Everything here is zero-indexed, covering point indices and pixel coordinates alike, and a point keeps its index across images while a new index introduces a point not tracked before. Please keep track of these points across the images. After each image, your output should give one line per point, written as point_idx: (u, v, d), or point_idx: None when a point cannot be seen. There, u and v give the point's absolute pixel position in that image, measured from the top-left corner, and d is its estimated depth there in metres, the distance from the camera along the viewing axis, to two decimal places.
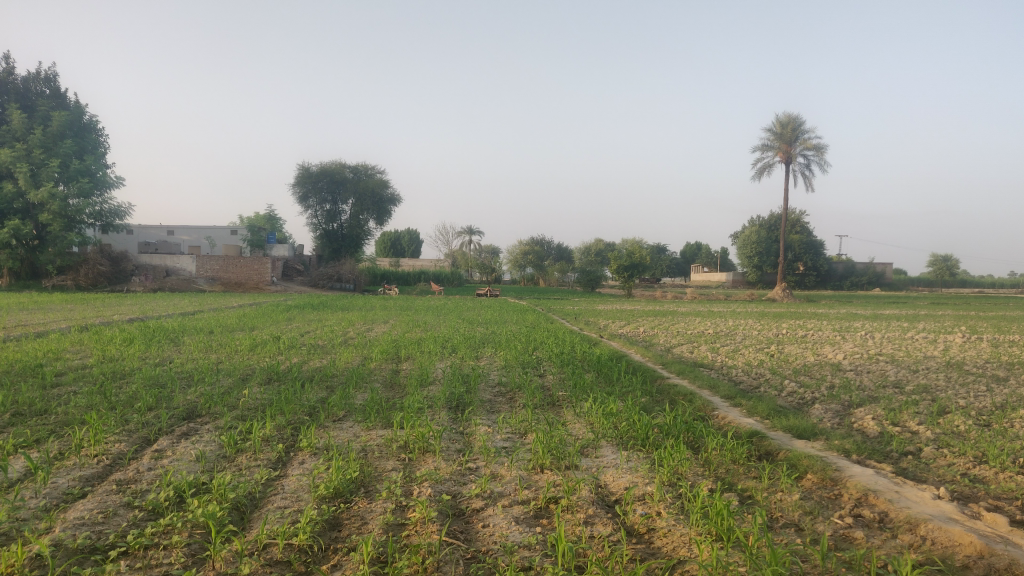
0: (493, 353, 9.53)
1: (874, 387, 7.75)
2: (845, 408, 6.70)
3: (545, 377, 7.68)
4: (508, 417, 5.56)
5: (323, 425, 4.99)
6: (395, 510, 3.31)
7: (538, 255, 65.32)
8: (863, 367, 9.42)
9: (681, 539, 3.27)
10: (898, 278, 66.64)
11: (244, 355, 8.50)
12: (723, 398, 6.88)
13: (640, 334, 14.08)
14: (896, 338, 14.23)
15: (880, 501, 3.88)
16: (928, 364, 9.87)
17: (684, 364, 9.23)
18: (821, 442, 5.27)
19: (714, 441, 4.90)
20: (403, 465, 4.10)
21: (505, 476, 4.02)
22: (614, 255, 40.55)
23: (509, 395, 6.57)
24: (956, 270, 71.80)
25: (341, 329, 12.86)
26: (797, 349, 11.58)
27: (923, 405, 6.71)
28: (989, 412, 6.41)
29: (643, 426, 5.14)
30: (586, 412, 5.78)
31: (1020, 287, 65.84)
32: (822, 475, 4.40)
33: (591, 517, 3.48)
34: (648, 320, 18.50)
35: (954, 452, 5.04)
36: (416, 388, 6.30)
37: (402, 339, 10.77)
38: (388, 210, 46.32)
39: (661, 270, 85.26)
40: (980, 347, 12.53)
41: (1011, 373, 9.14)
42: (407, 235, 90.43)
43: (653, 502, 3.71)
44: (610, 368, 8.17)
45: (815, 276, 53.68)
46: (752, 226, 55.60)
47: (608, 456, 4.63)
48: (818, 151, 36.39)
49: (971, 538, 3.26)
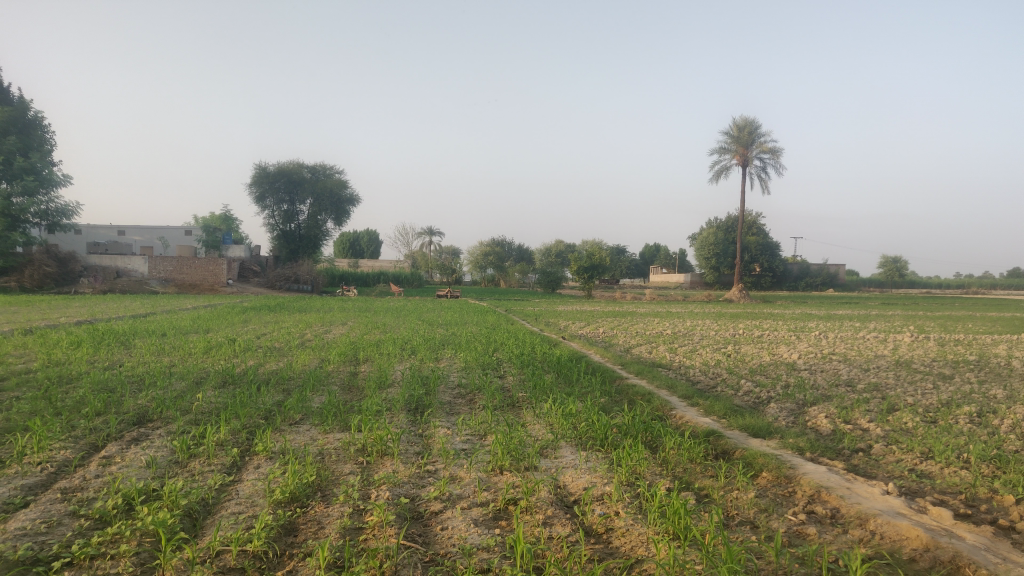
0: (453, 354, 9.50)
1: (827, 386, 7.92)
2: (799, 407, 6.82)
3: (505, 378, 7.70)
4: (467, 419, 5.55)
5: (280, 429, 4.92)
6: (353, 513, 3.29)
7: (499, 256, 65.22)
8: (816, 366, 9.60)
9: (638, 539, 3.30)
10: (851, 278, 68.09)
11: (198, 358, 8.34)
12: (681, 398, 6.95)
13: (600, 335, 14.13)
14: (848, 338, 14.53)
15: (832, 497, 3.96)
16: (879, 363, 10.09)
17: (642, 365, 9.31)
18: (776, 440, 5.36)
19: (671, 441, 4.96)
20: (361, 468, 4.07)
21: (464, 479, 4.01)
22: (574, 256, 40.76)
23: (468, 397, 6.55)
24: (907, 271, 73.55)
25: (298, 332, 12.67)
26: (752, 349, 11.77)
27: (874, 403, 6.87)
28: (935, 409, 6.59)
29: (602, 426, 5.18)
30: (545, 413, 5.80)
31: (965, 288, 67.81)
32: (777, 473, 4.47)
33: (550, 518, 3.49)
34: (608, 321, 18.56)
35: (903, 448, 5.17)
36: (374, 391, 6.25)
37: (361, 341, 10.69)
38: (347, 211, 45.82)
39: (620, 271, 86.00)
40: (929, 346, 12.90)
41: (957, 371, 9.43)
42: (367, 236, 89.68)
43: (612, 502, 3.74)
44: (570, 369, 8.21)
45: (771, 276, 54.77)
46: (709, 227, 56.33)
47: (567, 457, 4.65)
48: (774, 154, 36.94)
49: (918, 532, 3.35)
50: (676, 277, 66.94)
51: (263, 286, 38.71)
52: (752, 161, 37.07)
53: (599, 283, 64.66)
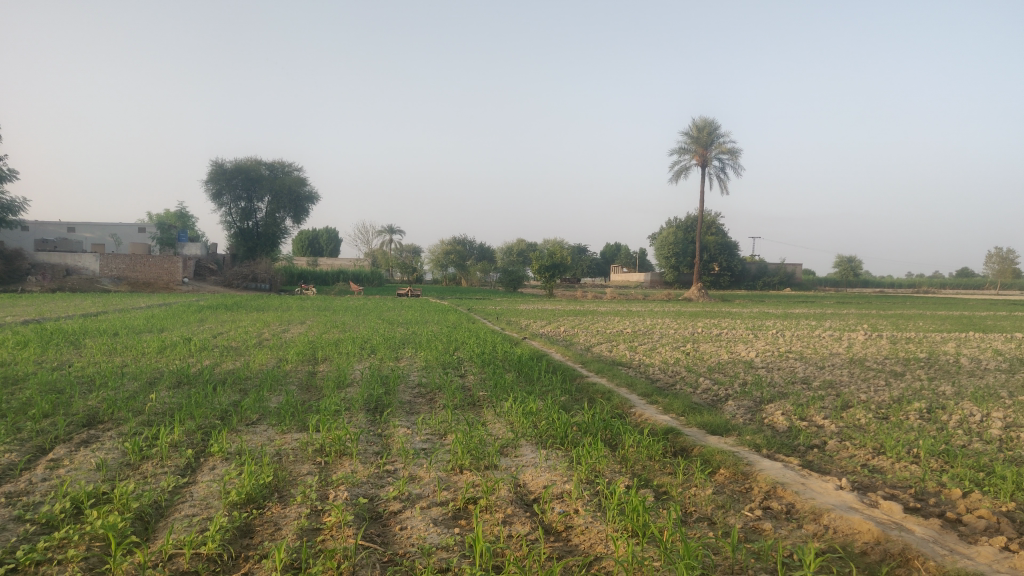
0: (413, 354, 9.45)
1: (783, 383, 8.06)
2: (756, 404, 6.94)
3: (465, 377, 7.69)
4: (427, 418, 5.53)
5: (236, 430, 4.85)
6: (311, 514, 3.26)
7: (461, 255, 65.07)
8: (773, 364, 9.75)
9: (598, 536, 3.32)
10: (807, 278, 69.37)
11: (151, 358, 8.18)
12: (640, 396, 7.01)
13: (561, 334, 14.19)
14: (805, 336, 14.78)
15: (787, 493, 4.04)
16: (833, 361, 10.30)
17: (603, 363, 9.37)
18: (733, 437, 5.44)
19: (631, 439, 4.99)
20: (319, 469, 4.03)
21: (423, 478, 4.00)
22: (535, 255, 40.86)
23: (429, 396, 6.53)
24: (861, 270, 75.17)
25: (255, 331, 12.50)
26: (711, 347, 11.90)
27: (828, 400, 7.00)
28: (887, 405, 6.75)
29: (562, 425, 5.21)
30: (506, 412, 5.80)
31: (916, 288, 69.64)
32: (734, 470, 4.54)
33: (510, 516, 3.50)
34: (569, 320, 18.60)
35: (856, 444, 5.29)
36: (333, 390, 6.19)
37: (320, 340, 10.57)
38: (305, 209, 45.30)
39: (581, 270, 86.43)
40: (882, 343, 13.19)
41: (909, 368, 9.66)
42: (327, 234, 88.85)
43: (571, 500, 3.76)
44: (530, 367, 8.24)
45: (729, 276, 55.52)
46: (668, 226, 56.87)
47: (527, 456, 4.66)
48: (732, 155, 37.46)
49: (869, 526, 3.43)
50: (636, 276, 67.54)
51: (220, 284, 38.10)
52: (711, 162, 37.56)
53: (562, 282, 64.71)
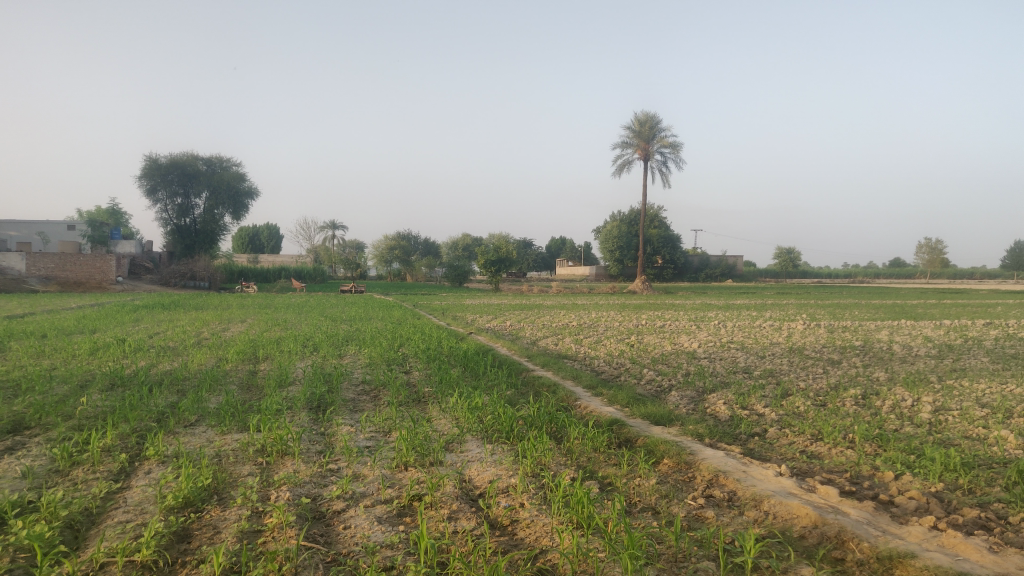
0: (357, 351, 9.36)
1: (725, 373, 8.25)
2: (699, 394, 7.07)
3: (410, 373, 7.65)
4: (371, 416, 5.48)
5: (173, 432, 4.73)
6: (251, 516, 3.21)
7: (406, 250, 64.68)
8: (715, 354, 9.96)
9: (543, 529, 3.35)
10: (748, 269, 70.88)
11: (83, 360, 7.92)
12: (585, 388, 7.08)
13: (507, 327, 14.24)
14: (746, 326, 15.12)
15: (729, 480, 4.13)
16: (774, 350, 10.57)
17: (548, 356, 9.43)
18: (676, 427, 5.53)
19: (576, 431, 5.04)
20: (260, 469, 3.97)
21: (368, 476, 3.97)
22: (480, 250, 40.81)
23: (373, 393, 6.48)
24: (799, 262, 77.13)
25: (193, 330, 12.21)
26: (654, 339, 12.06)
27: (768, 389, 7.18)
28: (824, 393, 6.95)
29: (507, 419, 5.23)
30: (451, 408, 5.78)
31: (853, 278, 71.82)
32: (677, 459, 4.62)
33: (455, 512, 3.50)
34: (515, 314, 18.65)
35: (794, 431, 5.43)
36: (274, 390, 6.09)
37: (260, 338, 10.39)
38: (245, 205, 44.39)
39: (526, 264, 86.69)
40: (819, 332, 13.58)
41: (844, 356, 9.95)
42: (268, 231, 87.39)
43: (517, 494, 3.78)
44: (476, 362, 8.24)
45: (673, 268, 56.44)
46: (612, 220, 57.41)
47: (472, 451, 4.67)
48: (674, 149, 38.00)
49: (807, 510, 3.53)
50: (582, 270, 68.05)
51: (156, 283, 37.02)
52: (654, 156, 38.04)
53: (508, 277, 64.77)
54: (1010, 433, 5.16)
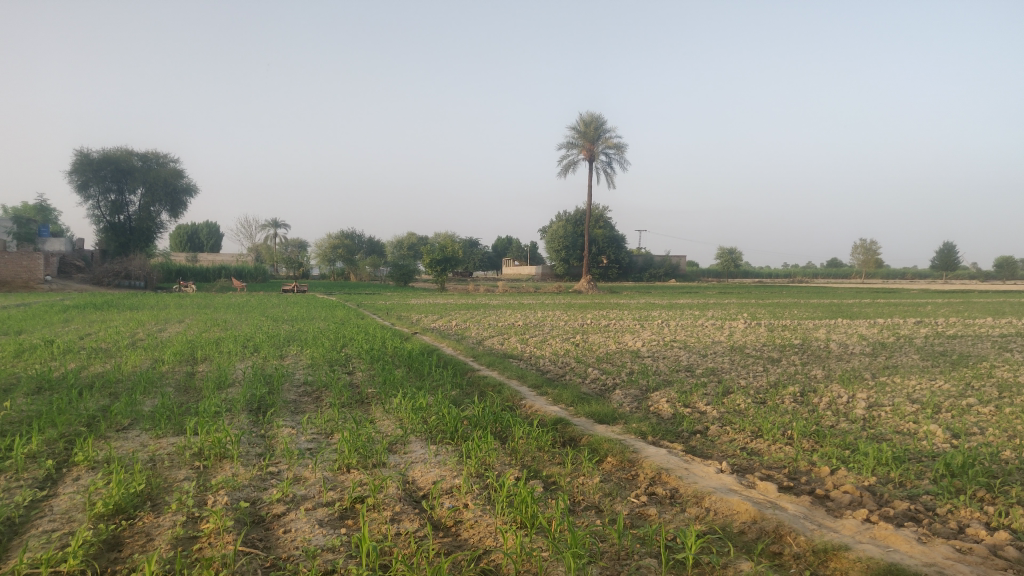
0: (299, 351, 9.21)
1: (668, 371, 8.37)
2: (643, 392, 7.16)
3: (354, 374, 7.55)
4: (313, 417, 5.40)
5: (104, 436, 4.58)
6: (187, 522, 3.12)
7: (349, 250, 64.00)
8: (659, 353, 10.10)
9: (487, 529, 3.34)
10: (691, 269, 72.08)
11: (8, 363, 7.59)
12: (531, 387, 7.09)
13: (453, 327, 14.18)
14: (689, 325, 15.36)
15: (671, 478, 4.19)
16: (716, 349, 10.77)
17: (494, 356, 9.42)
18: (619, 425, 5.59)
19: (520, 430, 5.04)
20: (196, 473, 3.87)
21: (309, 478, 3.91)
22: (426, 249, 40.55)
23: (315, 394, 6.39)
24: (741, 262, 78.69)
25: (127, 332, 11.81)
26: (599, 338, 12.16)
27: (710, 387, 7.31)
28: (764, 390, 7.10)
29: (452, 419, 5.20)
30: (395, 408, 5.73)
31: (791, 278, 73.63)
32: (620, 458, 4.66)
33: (398, 514, 3.46)
34: (460, 313, 18.59)
35: (735, 429, 5.53)
36: (213, 391, 5.94)
37: (198, 339, 10.15)
38: (183, 202, 43.35)
39: (472, 263, 86.58)
40: (759, 331, 13.89)
41: (783, 354, 10.19)
42: (207, 228, 85.45)
43: (460, 495, 3.76)
44: (421, 362, 8.17)
45: (617, 268, 57.06)
46: (558, 220, 57.73)
47: (416, 452, 4.63)
48: (619, 149, 38.39)
49: (746, 507, 3.60)
50: (528, 270, 68.15)
51: (88, 282, 35.81)
52: (598, 156, 38.36)
53: (454, 277, 64.53)
54: (939, 428, 5.35)
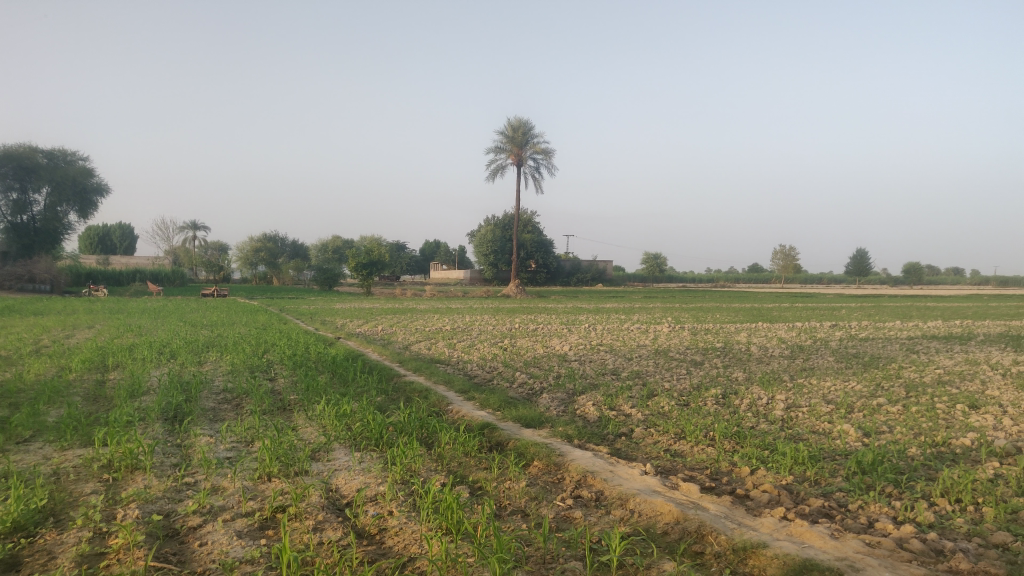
0: (218, 358, 8.93)
1: (594, 375, 8.47)
2: (570, 395, 7.21)
3: (275, 381, 7.36)
4: (233, 425, 5.25)
5: (4, 449, 4.34)
6: (93, 538, 2.98)
7: (271, 254, 62.88)
8: (586, 357, 10.20)
9: (412, 536, 3.30)
10: (618, 274, 73.21)
11: None
12: (458, 392, 7.05)
13: (378, 332, 14.01)
14: (615, 329, 15.57)
15: (597, 480, 4.22)
16: (641, 352, 10.95)
17: (421, 361, 9.34)
18: (546, 429, 5.61)
19: (446, 436, 5.00)
20: (106, 486, 3.70)
21: (227, 488, 3.79)
22: (352, 252, 39.98)
23: (235, 402, 6.20)
24: (666, 267, 80.27)
25: (30, 338, 11.24)
26: (526, 343, 12.20)
27: (635, 390, 7.41)
28: (687, 392, 7.25)
29: (377, 426, 5.12)
30: (318, 416, 5.61)
31: (714, 283, 75.54)
32: (547, 461, 4.68)
33: (320, 523, 3.39)
34: (387, 319, 18.37)
35: (660, 431, 5.62)
36: (125, 399, 5.71)
37: (110, 345, 9.74)
38: (92, 203, 41.73)
39: (399, 267, 85.80)
40: (682, 335, 14.19)
41: (707, 357, 10.44)
42: (120, 230, 82.41)
43: (385, 502, 3.71)
44: (345, 368, 8.04)
45: (545, 273, 57.38)
46: (486, 225, 57.78)
47: (340, 459, 4.55)
48: (547, 155, 38.70)
49: (669, 507, 3.66)
50: (456, 274, 67.98)
51: None
52: (526, 161, 38.59)
53: (381, 281, 63.96)
54: (853, 427, 5.56)
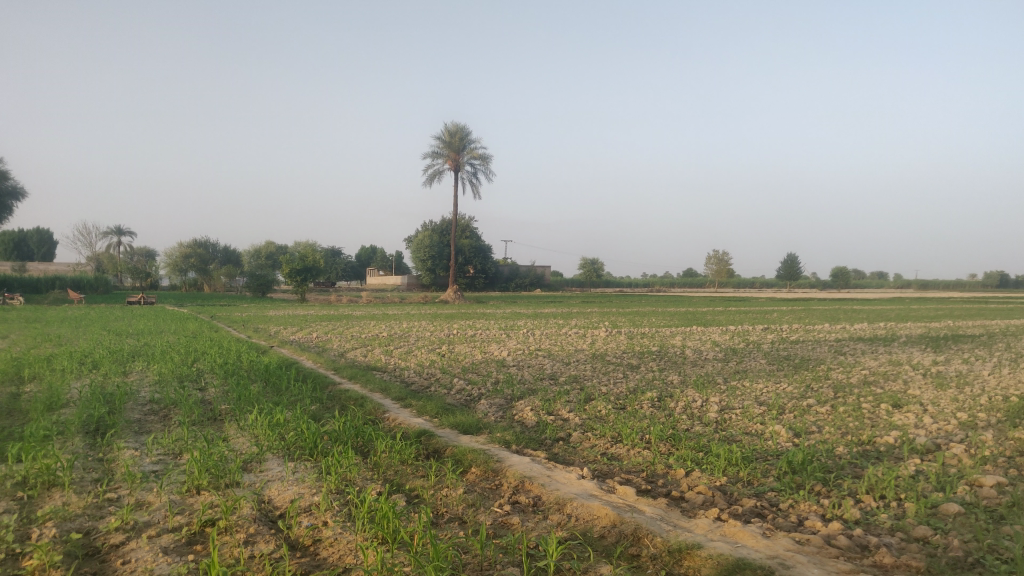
0: (144, 368, 8.63)
1: (533, 380, 8.48)
2: (507, 401, 7.21)
3: (205, 391, 7.16)
4: (159, 437, 5.08)
5: None
6: (5, 561, 2.83)
7: (203, 258, 61.47)
8: (523, 362, 10.22)
9: (347, 547, 3.24)
10: (556, 279, 73.71)
11: None
12: (394, 400, 6.98)
13: (313, 340, 13.78)
14: (553, 334, 15.66)
15: (534, 486, 4.22)
16: (578, 357, 11.03)
17: (357, 368, 9.21)
18: (484, 435, 5.59)
19: (383, 444, 4.94)
20: (21, 505, 3.54)
21: (153, 503, 3.65)
22: (286, 258, 39.23)
23: (162, 413, 6.00)
24: (603, 273, 81.15)
25: None
26: (464, 348, 12.16)
27: (572, 395, 7.45)
28: (624, 396, 7.33)
29: (311, 435, 5.02)
30: (251, 426, 5.47)
31: (650, 287, 76.73)
32: (484, 467, 4.66)
33: (252, 535, 3.30)
34: (321, 325, 18.09)
35: (597, 435, 5.67)
36: (42, 413, 5.46)
37: (27, 356, 9.32)
38: (7, 207, 39.96)
39: (335, 273, 84.66)
40: (619, 339, 14.35)
41: (643, 361, 10.58)
42: (39, 236, 79.21)
43: (320, 512, 3.63)
44: (279, 377, 7.87)
45: (484, 279, 57.43)
46: (424, 230, 57.51)
47: (273, 470, 4.45)
48: (484, 161, 38.75)
49: (606, 511, 3.68)
50: (394, 280, 67.46)
51: None
52: (464, 167, 38.58)
53: (316, 288, 63.01)
54: (783, 428, 5.70)
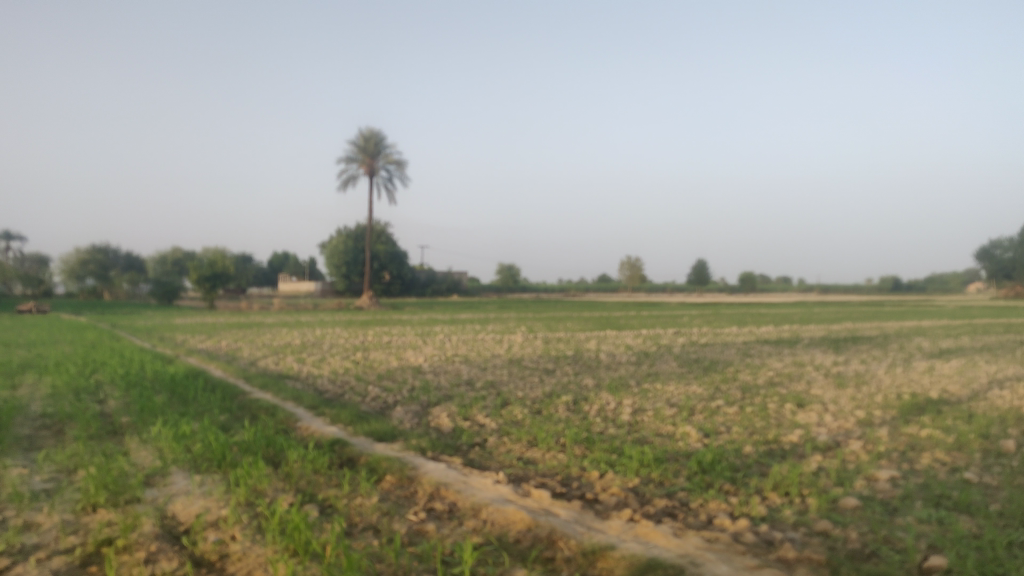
0: (37, 380, 8.17)
1: (449, 386, 8.46)
2: (423, 408, 7.16)
3: (105, 403, 6.84)
4: (53, 453, 4.83)
5: None
6: None
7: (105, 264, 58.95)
8: (440, 368, 10.18)
9: (256, 561, 3.16)
10: (474, 284, 73.70)
11: None
12: (307, 408, 6.84)
13: (222, 348, 13.37)
14: (469, 340, 15.67)
15: (450, 492, 4.21)
16: (494, 362, 11.06)
17: (268, 377, 8.97)
18: (399, 442, 5.54)
19: (295, 453, 4.82)
20: None
21: (43, 524, 3.47)
22: (193, 263, 37.95)
23: (56, 428, 5.70)
24: (519, 278, 81.63)
25: None
26: (380, 355, 12.02)
27: (489, 400, 7.47)
28: (540, 400, 7.39)
29: (220, 446, 4.87)
30: (154, 438, 5.27)
31: (567, 292, 77.69)
32: (399, 475, 4.62)
33: (153, 554, 3.18)
34: (231, 333, 17.58)
35: (513, 439, 5.70)
36: None
37: None
38: None
39: (246, 279, 82.40)
40: (536, 344, 14.48)
41: (558, 365, 10.70)
42: None
43: (227, 526, 3.53)
44: (185, 387, 7.59)
45: (400, 284, 57.06)
46: (339, 235, 56.68)
47: (178, 484, 4.29)
48: (400, 166, 38.47)
49: (521, 515, 3.70)
50: (307, 286, 66.20)
51: None
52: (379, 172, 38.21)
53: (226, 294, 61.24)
54: (693, 429, 5.87)
